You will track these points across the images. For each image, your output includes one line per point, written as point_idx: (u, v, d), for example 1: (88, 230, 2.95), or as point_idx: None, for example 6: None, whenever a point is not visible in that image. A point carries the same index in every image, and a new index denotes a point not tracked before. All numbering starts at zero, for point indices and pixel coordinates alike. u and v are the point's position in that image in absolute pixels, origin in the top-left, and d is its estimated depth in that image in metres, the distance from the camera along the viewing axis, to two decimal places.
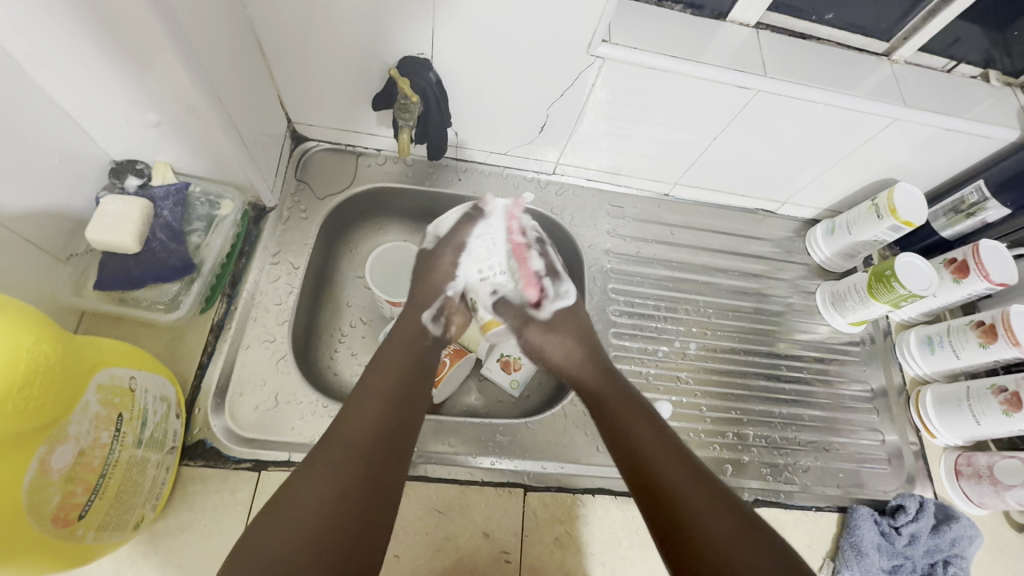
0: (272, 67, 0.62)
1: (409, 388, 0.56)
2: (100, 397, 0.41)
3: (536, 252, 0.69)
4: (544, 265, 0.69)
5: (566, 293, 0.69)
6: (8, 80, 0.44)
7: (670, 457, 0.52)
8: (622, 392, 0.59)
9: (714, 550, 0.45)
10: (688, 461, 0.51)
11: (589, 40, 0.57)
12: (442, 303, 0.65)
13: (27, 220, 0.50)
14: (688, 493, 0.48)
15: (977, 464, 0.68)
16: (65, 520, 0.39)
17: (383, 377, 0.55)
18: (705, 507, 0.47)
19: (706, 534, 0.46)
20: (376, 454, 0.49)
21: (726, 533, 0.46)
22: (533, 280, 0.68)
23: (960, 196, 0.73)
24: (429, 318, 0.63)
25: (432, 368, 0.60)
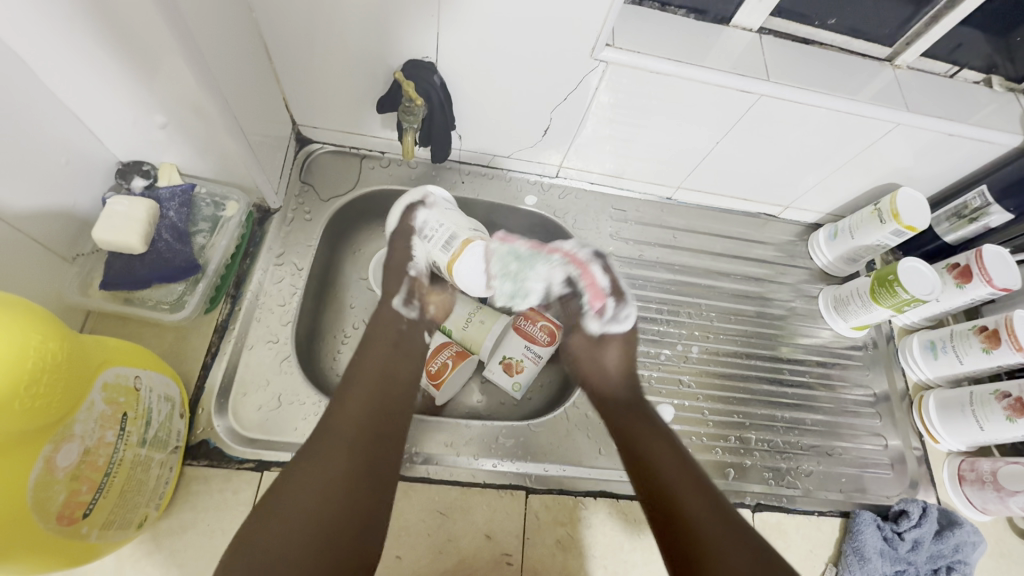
0: (278, 69, 0.62)
1: (392, 379, 0.56)
2: (106, 396, 0.42)
3: (599, 266, 0.68)
4: (608, 283, 0.68)
5: (625, 317, 0.68)
6: (17, 82, 0.45)
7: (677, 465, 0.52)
8: (635, 409, 0.59)
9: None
10: (704, 484, 0.51)
11: (593, 44, 0.57)
12: (411, 286, 0.65)
13: (34, 220, 0.50)
14: (703, 517, 0.48)
15: (981, 470, 0.68)
16: (70, 518, 0.39)
17: (369, 370, 0.56)
18: (721, 533, 0.47)
19: (723, 562, 0.45)
20: (367, 447, 0.50)
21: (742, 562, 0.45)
22: (598, 295, 0.67)
23: (963, 201, 0.73)
24: (400, 302, 0.64)
25: (411, 352, 0.61)
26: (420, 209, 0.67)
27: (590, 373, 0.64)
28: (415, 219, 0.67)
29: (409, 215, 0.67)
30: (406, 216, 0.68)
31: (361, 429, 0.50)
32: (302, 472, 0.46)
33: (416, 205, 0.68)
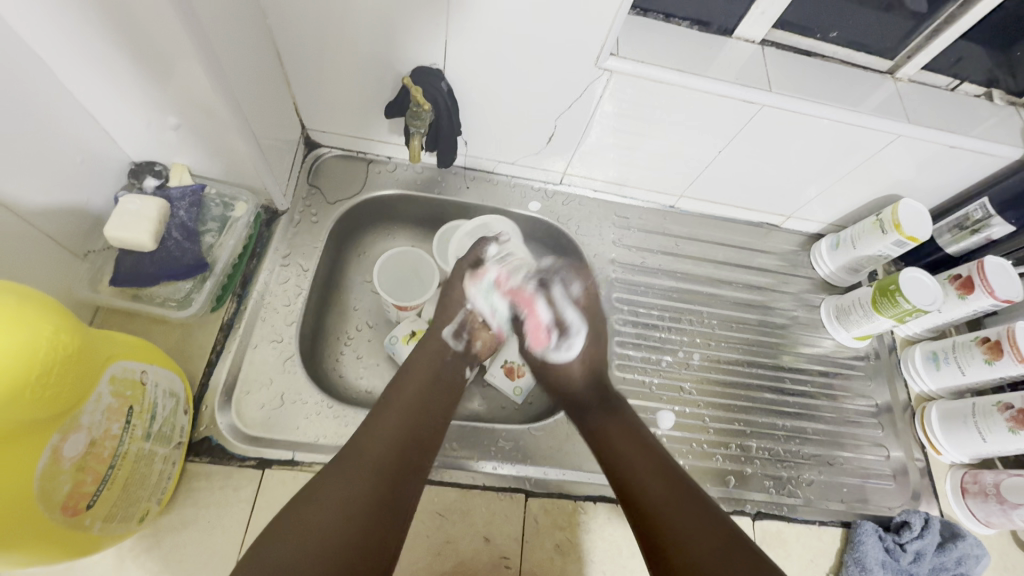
0: (289, 74, 0.63)
1: (425, 405, 0.58)
2: (113, 388, 0.42)
3: (542, 300, 0.70)
4: (552, 317, 0.70)
5: (570, 349, 0.69)
6: (35, 81, 0.46)
7: (658, 474, 0.53)
8: (607, 405, 0.63)
9: (690, 557, 0.47)
10: (671, 470, 0.54)
11: (597, 53, 0.58)
12: (463, 319, 0.69)
13: (47, 216, 0.51)
14: (665, 501, 0.51)
15: (984, 482, 0.68)
16: (73, 509, 0.39)
17: (405, 395, 0.58)
18: (685, 514, 0.50)
19: (683, 541, 0.48)
20: (392, 468, 0.51)
21: (704, 540, 0.47)
22: (540, 332, 0.70)
23: (964, 213, 0.73)
24: (451, 334, 0.67)
25: (450, 386, 0.63)
26: (491, 243, 0.68)
27: (552, 377, 0.68)
28: (484, 251, 0.68)
29: (478, 249, 0.69)
30: (478, 249, 0.69)
31: (390, 450, 0.52)
32: (328, 484, 0.48)
33: (489, 238, 0.69)
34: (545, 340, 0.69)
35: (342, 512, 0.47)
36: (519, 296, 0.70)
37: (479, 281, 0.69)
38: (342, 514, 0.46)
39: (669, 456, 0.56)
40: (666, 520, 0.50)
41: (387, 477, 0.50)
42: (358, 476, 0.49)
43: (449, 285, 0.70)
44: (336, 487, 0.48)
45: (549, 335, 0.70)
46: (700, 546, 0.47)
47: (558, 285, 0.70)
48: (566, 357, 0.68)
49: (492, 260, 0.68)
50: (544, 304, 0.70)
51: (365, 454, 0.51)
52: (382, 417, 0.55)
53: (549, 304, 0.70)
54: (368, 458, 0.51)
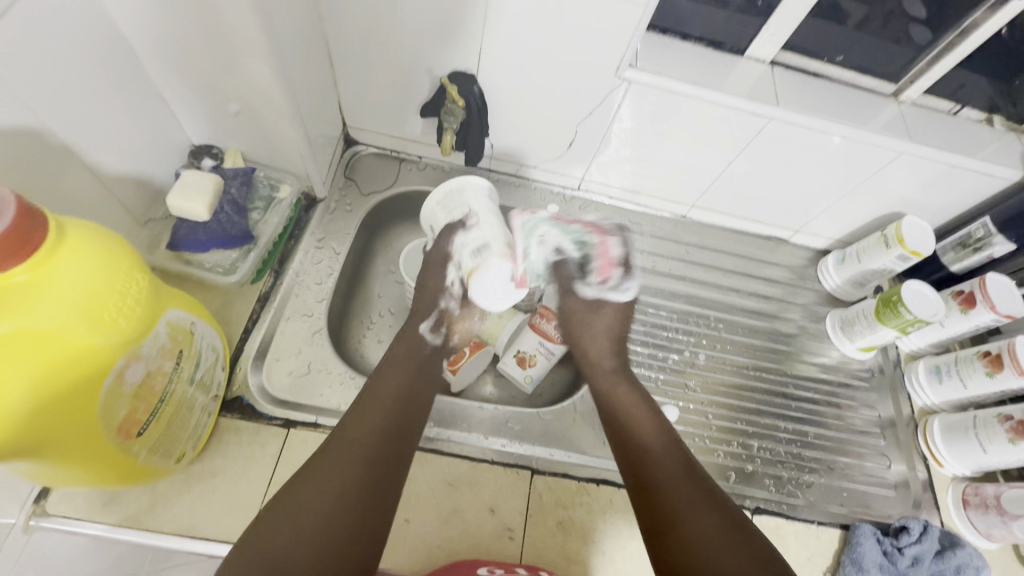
0: (336, 73, 0.70)
1: (408, 394, 0.59)
2: (169, 330, 0.47)
3: (617, 239, 0.72)
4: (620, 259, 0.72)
5: (625, 289, 0.72)
6: (123, 64, 0.53)
7: (665, 455, 0.56)
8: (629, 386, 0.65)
9: (694, 546, 0.48)
10: (680, 457, 0.56)
11: (617, 64, 0.64)
12: (440, 314, 0.69)
13: (121, 184, 0.57)
14: (676, 488, 0.53)
15: (985, 494, 0.68)
16: (127, 433, 0.44)
17: (388, 387, 0.58)
18: (688, 503, 0.51)
19: (687, 527, 0.50)
20: (378, 458, 0.52)
21: (705, 529, 0.49)
22: (609, 266, 0.72)
23: (967, 231, 0.76)
24: (428, 329, 0.67)
25: (428, 377, 0.63)
26: (460, 229, 0.66)
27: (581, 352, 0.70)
28: (451, 243, 0.67)
29: (445, 240, 0.68)
30: (445, 237, 0.68)
31: (375, 441, 0.53)
32: (313, 476, 0.49)
33: (455, 225, 0.67)
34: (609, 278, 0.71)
35: (325, 505, 0.47)
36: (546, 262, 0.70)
37: (455, 270, 0.68)
38: (329, 506, 0.47)
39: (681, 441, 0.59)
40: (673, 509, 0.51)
41: (372, 468, 0.51)
42: (346, 468, 0.50)
43: (424, 281, 0.69)
44: (320, 481, 0.48)
45: (620, 263, 0.72)
46: (704, 534, 0.49)
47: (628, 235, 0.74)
48: (629, 297, 0.72)
49: (459, 245, 0.66)
50: (618, 242, 0.72)
51: (349, 446, 0.51)
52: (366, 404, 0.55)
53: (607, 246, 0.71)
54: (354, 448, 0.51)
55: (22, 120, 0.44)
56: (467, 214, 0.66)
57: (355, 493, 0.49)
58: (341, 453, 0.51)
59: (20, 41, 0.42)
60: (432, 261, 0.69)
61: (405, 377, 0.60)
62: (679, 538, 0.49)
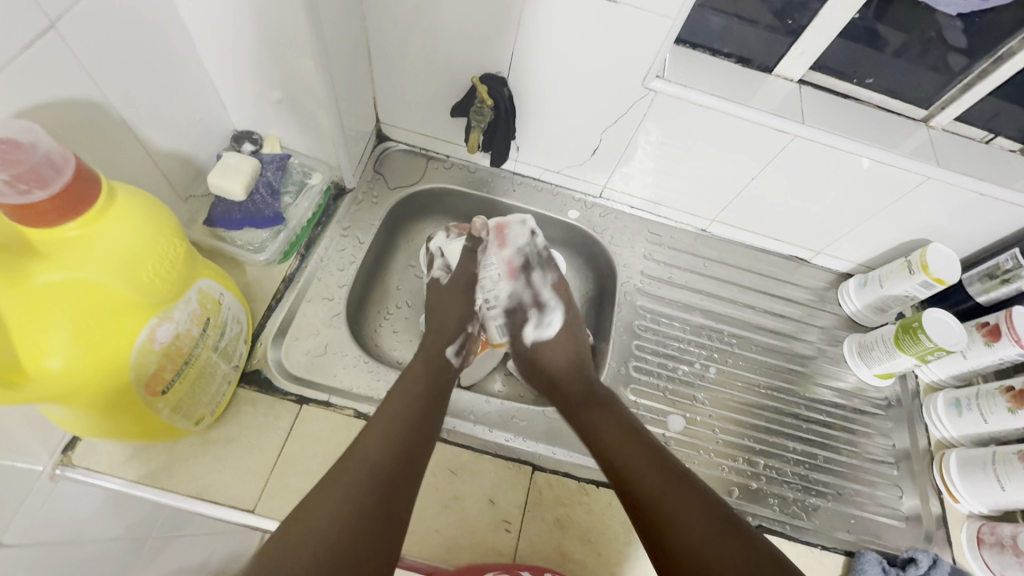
0: (374, 70, 0.74)
1: (424, 414, 0.58)
2: (199, 297, 0.50)
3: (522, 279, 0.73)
4: (530, 296, 0.74)
5: (549, 324, 0.73)
6: (180, 49, 0.57)
7: (647, 466, 0.54)
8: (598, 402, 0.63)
9: (693, 556, 0.47)
10: (664, 468, 0.54)
11: (645, 74, 0.66)
12: (465, 337, 0.70)
13: (169, 161, 0.61)
14: (668, 499, 0.51)
15: (1000, 534, 0.66)
16: (153, 390, 0.46)
17: (406, 407, 0.57)
18: (681, 510, 0.50)
19: (684, 537, 0.48)
20: (393, 478, 0.51)
21: (701, 532, 0.48)
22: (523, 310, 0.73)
23: (995, 263, 0.74)
24: (452, 352, 0.68)
25: (443, 399, 0.62)
26: (480, 251, 0.73)
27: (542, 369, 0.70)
28: (478, 266, 0.74)
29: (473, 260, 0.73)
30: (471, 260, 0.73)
31: (390, 461, 0.52)
32: (330, 494, 0.48)
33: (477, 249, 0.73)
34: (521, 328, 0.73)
35: (341, 528, 0.45)
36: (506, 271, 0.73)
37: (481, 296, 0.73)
38: (343, 526, 0.45)
39: (668, 454, 0.56)
40: (670, 523, 0.49)
41: (385, 488, 0.50)
42: (361, 488, 0.49)
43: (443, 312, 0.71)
44: (334, 500, 0.47)
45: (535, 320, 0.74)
46: (701, 541, 0.47)
47: (537, 271, 0.74)
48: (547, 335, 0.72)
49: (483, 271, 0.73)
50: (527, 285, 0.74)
51: (364, 467, 0.51)
52: (379, 425, 0.55)
53: (529, 285, 0.73)
54: (367, 466, 0.50)
55: (87, 94, 0.48)
56: (483, 238, 0.73)
57: (371, 513, 0.47)
58: (356, 473, 0.50)
59: (90, 22, 0.46)
60: (457, 283, 0.73)
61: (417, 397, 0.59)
62: (681, 550, 0.47)
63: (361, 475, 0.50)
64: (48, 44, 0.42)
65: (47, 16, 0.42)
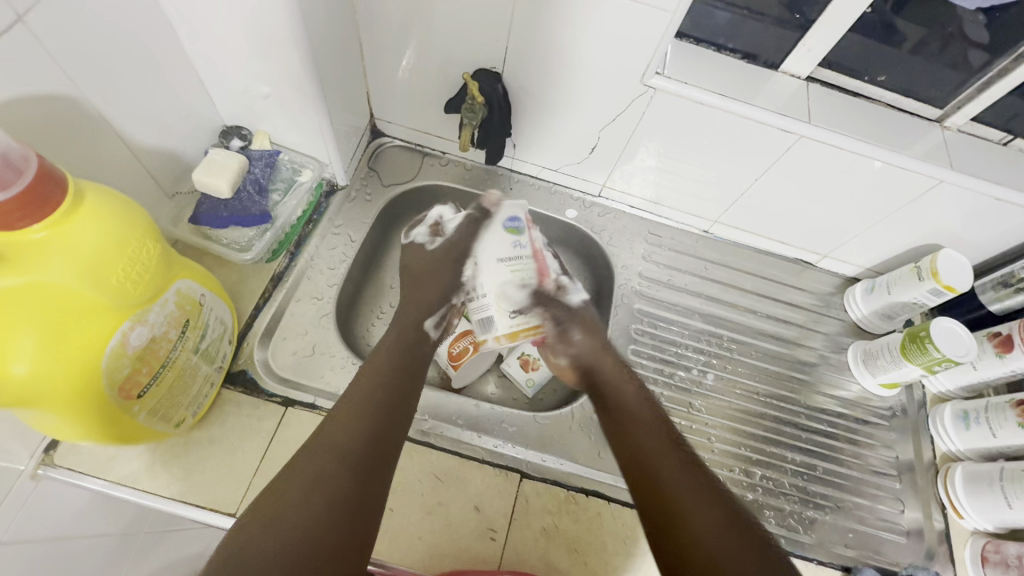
0: (367, 63, 0.72)
1: (395, 395, 0.57)
2: (177, 299, 0.49)
3: (548, 253, 0.69)
4: (553, 263, 0.69)
5: (578, 290, 0.70)
6: (163, 43, 0.56)
7: (653, 454, 0.54)
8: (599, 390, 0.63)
9: (701, 546, 0.46)
10: (679, 457, 0.53)
11: (643, 71, 0.63)
12: (447, 310, 0.69)
13: (154, 157, 0.60)
14: (675, 489, 0.50)
15: (1006, 553, 0.63)
16: (127, 394, 0.45)
17: (374, 386, 0.57)
18: (688, 500, 0.49)
19: (693, 527, 0.47)
20: (362, 461, 0.51)
21: (714, 520, 0.47)
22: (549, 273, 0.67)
23: (1010, 270, 0.71)
24: (432, 324, 0.68)
25: (416, 378, 0.61)
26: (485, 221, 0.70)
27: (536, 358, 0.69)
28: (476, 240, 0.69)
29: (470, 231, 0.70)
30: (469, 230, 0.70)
31: (357, 444, 0.52)
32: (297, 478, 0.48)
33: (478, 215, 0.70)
34: (561, 302, 0.68)
35: (305, 514, 0.46)
36: (538, 256, 0.66)
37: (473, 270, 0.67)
38: (307, 513, 0.46)
39: (684, 444, 0.56)
40: (683, 507, 0.49)
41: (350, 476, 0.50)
42: (327, 471, 0.49)
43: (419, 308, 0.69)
44: (296, 492, 0.47)
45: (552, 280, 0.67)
46: (713, 530, 0.47)
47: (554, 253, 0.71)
48: (585, 297, 0.69)
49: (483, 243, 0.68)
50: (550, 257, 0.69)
51: (330, 450, 0.51)
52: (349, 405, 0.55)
53: (555, 257, 0.69)
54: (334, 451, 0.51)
55: (62, 90, 0.47)
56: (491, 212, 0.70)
57: (338, 497, 0.48)
58: (324, 456, 0.50)
59: (64, 15, 0.44)
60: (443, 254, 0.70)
61: (391, 374, 0.59)
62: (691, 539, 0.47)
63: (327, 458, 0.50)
64: (17, 38, 0.41)
65: (15, 9, 0.40)
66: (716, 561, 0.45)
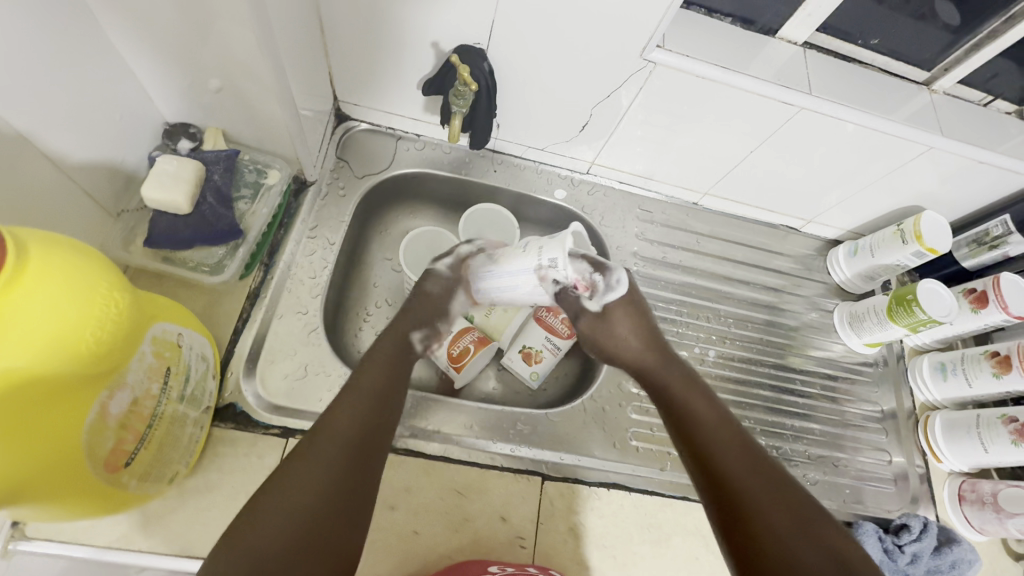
0: (327, 42, 0.63)
1: (395, 385, 0.54)
2: (155, 348, 0.42)
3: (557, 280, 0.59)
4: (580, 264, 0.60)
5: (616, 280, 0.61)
6: (81, 34, 0.46)
7: (733, 447, 0.52)
8: (669, 368, 0.61)
9: (772, 539, 0.45)
10: (754, 455, 0.51)
11: (645, 44, 0.58)
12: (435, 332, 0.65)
13: (87, 171, 0.51)
14: (749, 485, 0.49)
15: (981, 491, 0.70)
16: (114, 465, 0.40)
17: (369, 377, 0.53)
18: (763, 497, 0.48)
19: (765, 522, 0.46)
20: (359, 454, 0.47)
21: (784, 521, 0.46)
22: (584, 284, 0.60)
23: (984, 229, 0.75)
24: (420, 338, 0.62)
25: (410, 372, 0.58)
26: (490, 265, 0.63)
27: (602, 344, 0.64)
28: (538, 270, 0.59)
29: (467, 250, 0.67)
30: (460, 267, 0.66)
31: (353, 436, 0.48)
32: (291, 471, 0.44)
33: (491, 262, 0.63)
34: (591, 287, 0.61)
35: (302, 507, 0.42)
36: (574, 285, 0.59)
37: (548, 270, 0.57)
38: (297, 512, 0.42)
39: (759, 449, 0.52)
40: (746, 501, 0.48)
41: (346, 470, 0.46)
42: (325, 462, 0.45)
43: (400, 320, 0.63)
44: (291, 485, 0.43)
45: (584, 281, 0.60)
46: (784, 532, 0.45)
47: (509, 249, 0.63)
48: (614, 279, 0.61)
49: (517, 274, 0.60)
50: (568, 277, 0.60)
51: (328, 439, 0.47)
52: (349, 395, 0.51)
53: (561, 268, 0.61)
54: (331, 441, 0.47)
55: None
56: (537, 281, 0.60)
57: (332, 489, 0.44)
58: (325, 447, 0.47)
59: None
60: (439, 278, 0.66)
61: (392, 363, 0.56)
62: (761, 532, 0.46)
63: (328, 452, 0.46)
64: None
65: None
66: (789, 561, 0.44)
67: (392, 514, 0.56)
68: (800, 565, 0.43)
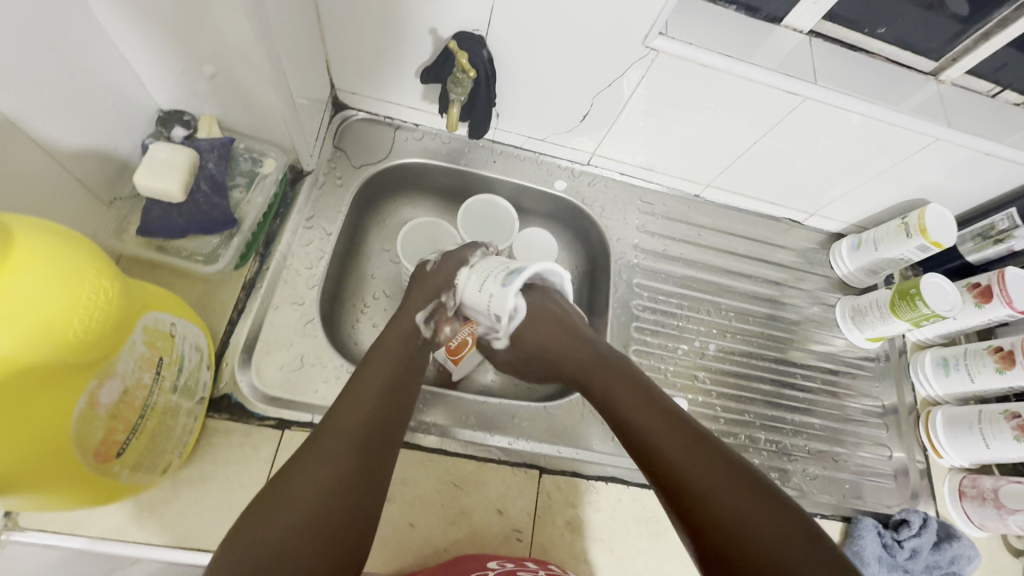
0: (323, 28, 0.62)
1: (404, 375, 0.54)
2: (146, 338, 0.42)
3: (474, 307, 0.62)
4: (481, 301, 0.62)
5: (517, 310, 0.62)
6: (71, 18, 0.45)
7: (669, 432, 0.49)
8: (601, 365, 0.58)
9: (726, 524, 0.42)
10: (694, 435, 0.48)
11: (646, 31, 0.57)
12: (437, 305, 0.61)
13: (78, 158, 0.50)
14: (693, 468, 0.45)
15: (982, 487, 0.69)
16: (105, 455, 0.39)
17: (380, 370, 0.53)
18: (711, 480, 0.44)
19: (716, 505, 0.43)
20: (371, 444, 0.47)
21: (736, 501, 0.42)
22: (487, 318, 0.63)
23: (989, 223, 0.74)
24: (423, 318, 0.60)
25: (420, 372, 0.57)
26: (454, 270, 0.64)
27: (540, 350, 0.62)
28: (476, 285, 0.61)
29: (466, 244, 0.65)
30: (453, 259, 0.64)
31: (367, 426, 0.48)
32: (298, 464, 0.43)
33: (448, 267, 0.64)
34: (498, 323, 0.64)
35: (315, 496, 0.41)
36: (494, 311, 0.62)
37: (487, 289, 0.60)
38: (317, 504, 0.41)
39: (698, 426, 0.49)
40: (695, 487, 0.44)
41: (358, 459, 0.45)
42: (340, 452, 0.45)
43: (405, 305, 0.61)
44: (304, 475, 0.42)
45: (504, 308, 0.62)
46: (735, 512, 0.42)
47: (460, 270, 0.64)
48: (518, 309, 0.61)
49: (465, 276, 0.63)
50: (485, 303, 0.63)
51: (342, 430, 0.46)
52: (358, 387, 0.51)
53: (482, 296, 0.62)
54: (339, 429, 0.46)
55: None
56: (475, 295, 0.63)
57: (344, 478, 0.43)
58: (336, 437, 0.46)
59: None
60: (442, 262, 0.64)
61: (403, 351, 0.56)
62: (714, 518, 0.42)
63: (343, 442, 0.45)
64: None
65: None
66: (748, 543, 0.40)
67: (389, 507, 0.56)
68: (761, 545, 0.40)
